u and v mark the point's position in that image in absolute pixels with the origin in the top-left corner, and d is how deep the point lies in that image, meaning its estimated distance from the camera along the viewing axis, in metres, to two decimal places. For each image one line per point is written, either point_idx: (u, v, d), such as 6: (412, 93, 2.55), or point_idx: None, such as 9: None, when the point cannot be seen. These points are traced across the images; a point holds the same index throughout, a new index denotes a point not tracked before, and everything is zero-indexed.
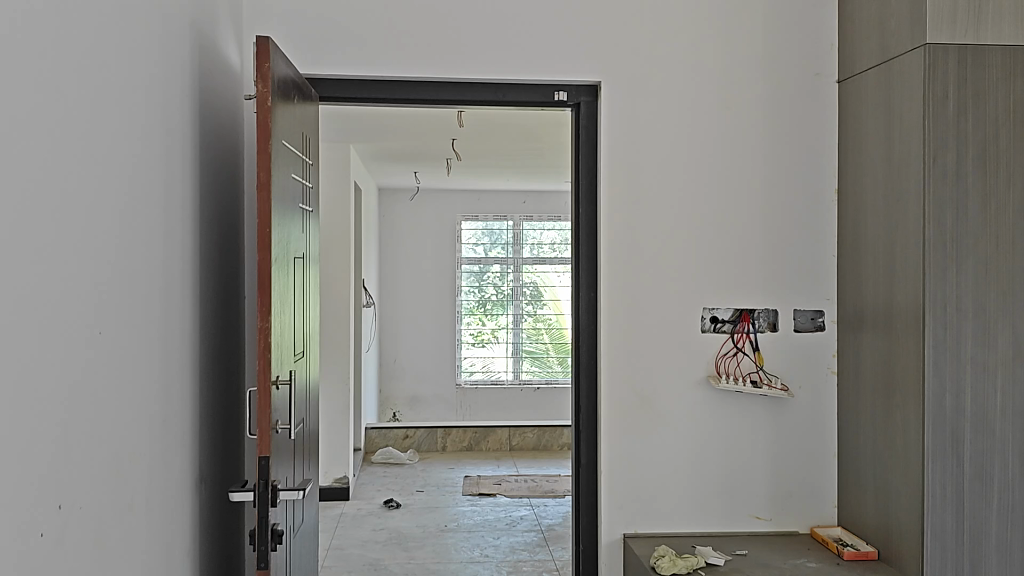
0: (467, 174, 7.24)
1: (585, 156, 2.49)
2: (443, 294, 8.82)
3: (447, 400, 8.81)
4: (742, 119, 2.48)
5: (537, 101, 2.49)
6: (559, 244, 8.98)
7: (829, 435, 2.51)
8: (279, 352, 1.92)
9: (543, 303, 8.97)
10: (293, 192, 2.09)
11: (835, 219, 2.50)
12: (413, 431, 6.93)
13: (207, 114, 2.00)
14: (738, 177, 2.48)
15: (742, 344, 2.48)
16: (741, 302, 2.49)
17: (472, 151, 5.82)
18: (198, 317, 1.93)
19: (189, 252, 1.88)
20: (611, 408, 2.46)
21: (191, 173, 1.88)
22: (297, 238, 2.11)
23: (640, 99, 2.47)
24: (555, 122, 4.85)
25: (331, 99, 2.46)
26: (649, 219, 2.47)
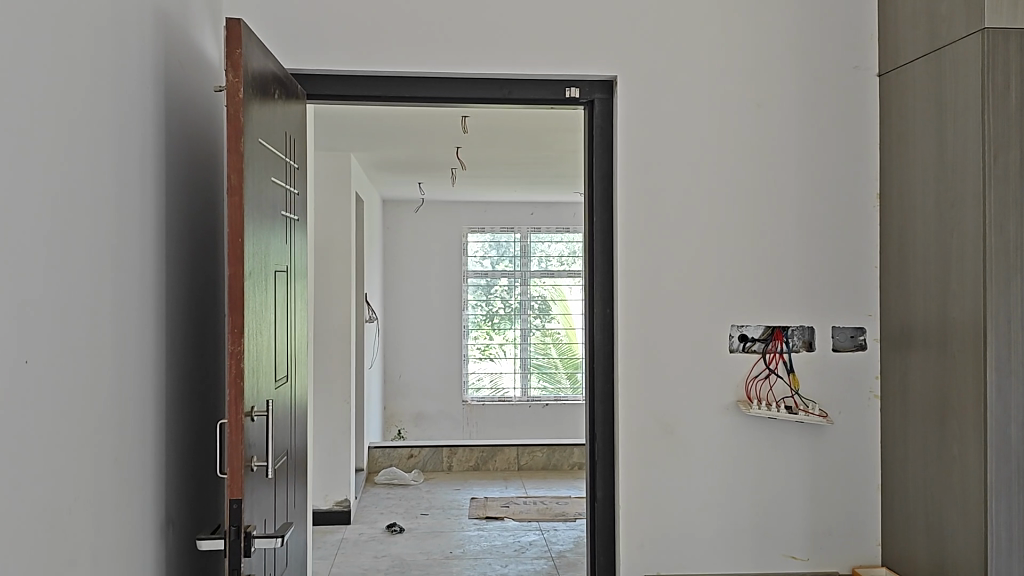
0: (473, 184, 7.02)
1: (599, 159, 2.27)
2: (450, 309, 8.60)
3: (454, 417, 8.57)
4: (773, 117, 2.25)
5: (546, 98, 2.26)
6: (567, 257, 8.75)
7: (871, 465, 2.27)
8: (256, 379, 1.69)
9: (551, 318, 8.73)
10: (274, 199, 1.86)
11: (876, 227, 2.26)
12: (417, 450, 6.68)
13: (175, 110, 1.77)
14: (770, 182, 2.25)
15: (775, 365, 2.24)
16: (773, 318, 2.25)
17: (477, 161, 5.60)
18: (164, 339, 1.71)
19: (153, 265, 1.65)
20: (630, 438, 2.22)
21: (156, 176, 1.66)
22: (279, 251, 1.89)
23: (659, 95, 2.24)
24: (564, 129, 4.62)
25: (320, 98, 2.24)
26: (670, 227, 2.24)
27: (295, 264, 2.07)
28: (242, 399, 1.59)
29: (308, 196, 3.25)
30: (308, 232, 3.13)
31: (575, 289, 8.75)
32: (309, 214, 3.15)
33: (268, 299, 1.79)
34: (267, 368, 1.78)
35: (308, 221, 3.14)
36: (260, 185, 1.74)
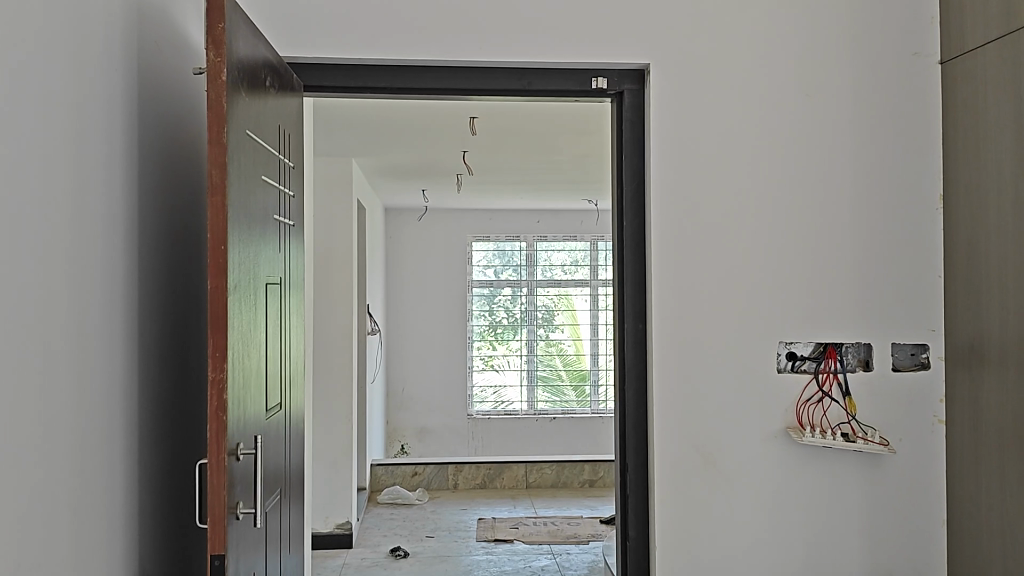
0: (477, 191, 6.79)
1: (629, 157, 2.04)
2: (454, 320, 8.36)
3: (458, 432, 8.31)
4: (824, 110, 2.02)
5: (572, 89, 2.03)
6: (570, 265, 8.52)
7: (936, 498, 2.03)
8: (243, 410, 1.45)
9: (555, 327, 8.50)
10: (267, 201, 1.62)
11: (939, 231, 2.02)
12: (422, 467, 6.43)
13: (150, 98, 1.54)
14: (821, 182, 2.02)
15: (829, 387, 2.00)
16: (826, 334, 2.01)
17: (484, 166, 5.37)
18: (136, 363, 1.47)
19: (122, 277, 1.41)
20: (667, 469, 1.98)
21: (125, 172, 1.43)
22: (272, 261, 1.65)
23: (696, 85, 2.00)
24: (575, 131, 4.39)
25: (317, 89, 2.00)
26: (709, 233, 2.00)
27: (291, 275, 1.83)
28: (226, 436, 1.34)
29: (307, 202, 3.02)
30: (308, 242, 2.90)
31: (584, 300, 8.54)
32: (308, 224, 2.91)
33: (259, 317, 1.55)
34: (257, 396, 1.54)
35: (307, 231, 2.91)
36: (248, 185, 1.50)
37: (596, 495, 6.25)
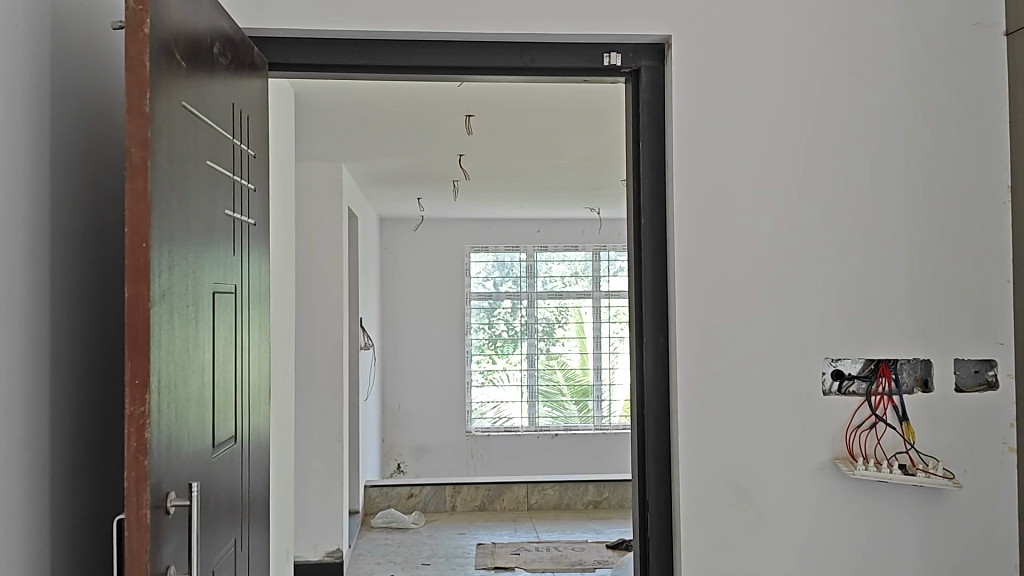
0: (475, 200, 6.52)
1: (647, 144, 1.76)
2: (453, 334, 8.07)
3: (457, 450, 8.02)
4: (873, 90, 1.74)
5: (580, 67, 1.75)
6: (570, 278, 8.24)
7: (1007, 540, 1.72)
8: (180, 450, 1.16)
9: (556, 340, 8.19)
10: (216, 192, 1.34)
11: (1007, 229, 1.74)
12: (418, 488, 6.13)
13: (67, 63, 1.25)
14: (870, 174, 1.74)
15: (883, 411, 1.71)
16: (877, 348, 1.73)
17: (482, 172, 5.09)
18: (46, 388, 1.18)
19: (23, 284, 1.13)
20: (693, 508, 1.69)
21: (29, 149, 1.14)
22: (222, 265, 1.37)
23: (726, 61, 1.72)
24: (579, 133, 4.11)
25: (285, 67, 1.72)
26: (740, 232, 1.72)
27: (251, 282, 1.55)
28: (148, 486, 1.06)
29: (285, 205, 2.72)
30: (283, 248, 2.60)
31: (587, 312, 8.24)
32: (283, 229, 2.61)
33: (202, 333, 1.26)
34: (201, 429, 1.25)
35: (283, 237, 2.61)
36: (189, 172, 1.22)
37: (602, 517, 5.95)
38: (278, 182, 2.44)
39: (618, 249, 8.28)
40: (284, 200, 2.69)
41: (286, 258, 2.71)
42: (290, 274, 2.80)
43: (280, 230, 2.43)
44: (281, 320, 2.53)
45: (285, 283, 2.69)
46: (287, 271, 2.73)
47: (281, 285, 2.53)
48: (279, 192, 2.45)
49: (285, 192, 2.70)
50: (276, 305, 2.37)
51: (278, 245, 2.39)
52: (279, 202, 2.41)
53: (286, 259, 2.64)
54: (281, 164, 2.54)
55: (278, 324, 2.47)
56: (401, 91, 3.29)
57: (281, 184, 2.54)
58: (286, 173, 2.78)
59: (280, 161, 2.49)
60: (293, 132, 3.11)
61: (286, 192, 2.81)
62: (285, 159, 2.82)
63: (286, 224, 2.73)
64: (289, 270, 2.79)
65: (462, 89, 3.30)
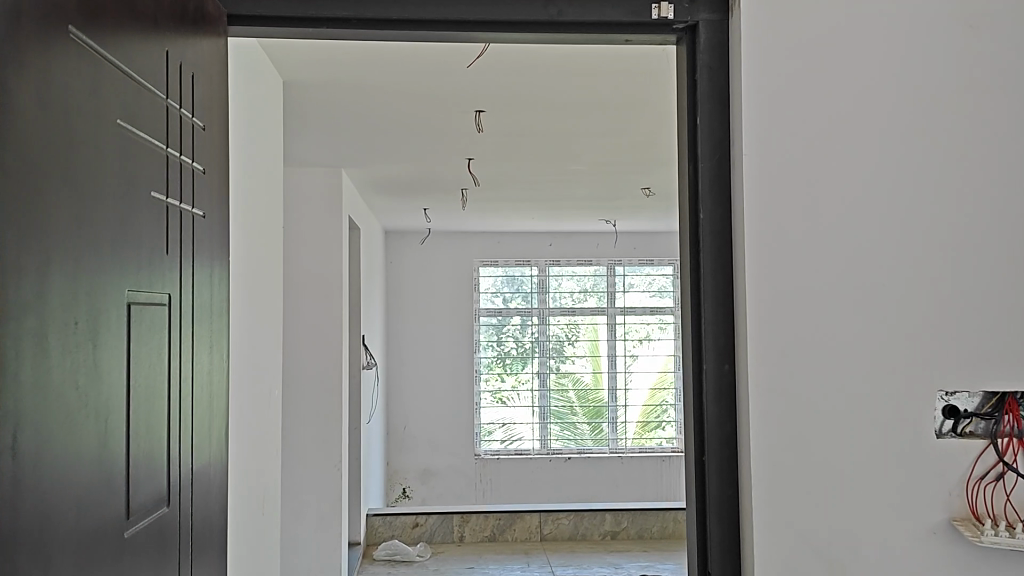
0: (485, 210, 6.16)
1: (707, 119, 1.38)
2: (461, 351, 7.70)
3: (466, 474, 7.64)
4: (997, 50, 1.36)
5: (622, 21, 1.38)
6: (580, 294, 7.87)
7: None
8: (55, 534, 0.79)
9: (567, 358, 7.80)
10: (133, 166, 0.98)
11: None
12: (423, 517, 5.74)
13: None
14: (994, 156, 1.35)
15: (1011, 458, 1.34)
16: (1002, 379, 1.35)
17: (492, 179, 4.72)
18: None
19: None
20: None
21: None
22: (144, 264, 1.00)
23: (809, 12, 1.36)
24: (600, 133, 3.73)
25: (248, 20, 1.37)
26: (827, 231, 1.34)
27: (196, 292, 1.19)
28: None
29: (266, 209, 2.35)
30: (261, 253, 2.23)
31: (602, 329, 7.86)
32: (261, 230, 2.23)
33: (104, 357, 0.89)
34: (98, 496, 0.88)
35: (262, 241, 2.24)
36: (84, 133, 0.86)
37: (620, 549, 5.54)
38: (252, 174, 2.06)
39: (634, 263, 7.90)
40: (265, 199, 2.31)
41: (265, 266, 2.33)
42: (271, 279, 2.43)
43: (251, 235, 2.05)
44: (255, 339, 2.15)
45: (264, 296, 2.32)
46: (266, 280, 2.35)
47: (256, 295, 2.15)
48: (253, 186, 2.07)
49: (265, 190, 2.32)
50: (246, 321, 2.00)
51: (250, 249, 2.02)
52: (250, 200, 2.04)
53: (263, 267, 2.25)
54: (257, 153, 2.16)
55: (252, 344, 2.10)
56: (401, 82, 2.92)
57: (257, 180, 2.17)
58: (268, 168, 2.41)
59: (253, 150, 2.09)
60: (280, 125, 2.75)
61: (270, 194, 2.45)
62: (268, 153, 2.46)
63: (268, 230, 2.36)
64: (271, 275, 2.42)
65: (470, 80, 2.93)
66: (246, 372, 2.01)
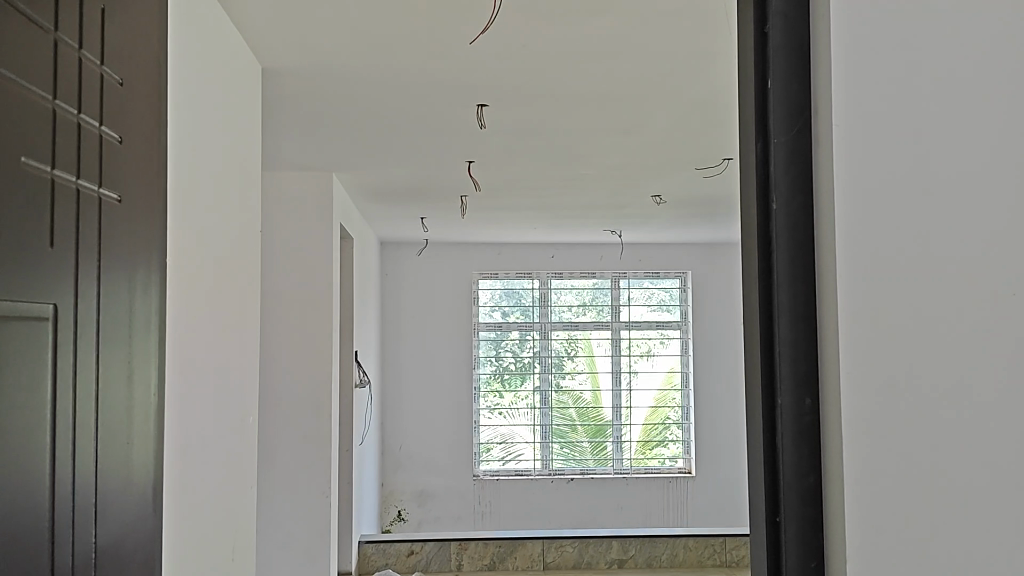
0: (485, 219, 5.85)
1: None
2: (460, 368, 7.38)
3: (464, 495, 7.32)
4: None
5: None
6: (580, 308, 7.56)
7: None
8: None
9: (566, 374, 7.48)
10: None
11: None
12: (419, 545, 5.41)
13: None
14: None
15: None
16: None
17: (494, 184, 4.41)
18: None
19: None
20: None
21: None
22: None
23: None
24: (611, 131, 3.42)
25: None
26: None
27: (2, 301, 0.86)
28: None
29: (230, 207, 2.03)
30: (222, 257, 1.91)
31: (601, 344, 7.54)
32: (221, 229, 1.91)
33: None
34: None
35: (221, 241, 1.91)
36: None
37: None
38: (201, 160, 1.74)
39: (640, 275, 7.58)
40: (227, 194, 1.99)
41: (231, 272, 2.01)
42: (241, 287, 2.12)
43: (200, 232, 1.72)
44: (214, 357, 1.82)
45: (229, 306, 2.00)
46: (233, 288, 2.03)
47: (214, 304, 1.83)
48: (202, 176, 1.75)
49: (227, 183, 2.00)
50: (196, 334, 1.68)
51: (196, 246, 1.69)
52: (198, 192, 1.71)
53: (224, 272, 1.93)
54: (211, 137, 1.83)
55: (208, 362, 1.77)
56: (391, 69, 2.60)
57: (212, 171, 1.84)
58: (234, 159, 2.10)
59: (203, 134, 1.76)
60: (257, 114, 2.44)
61: (238, 188, 2.13)
62: (237, 143, 2.15)
63: (232, 229, 2.04)
64: (239, 281, 2.10)
65: (468, 68, 2.61)
66: (197, 396, 1.68)
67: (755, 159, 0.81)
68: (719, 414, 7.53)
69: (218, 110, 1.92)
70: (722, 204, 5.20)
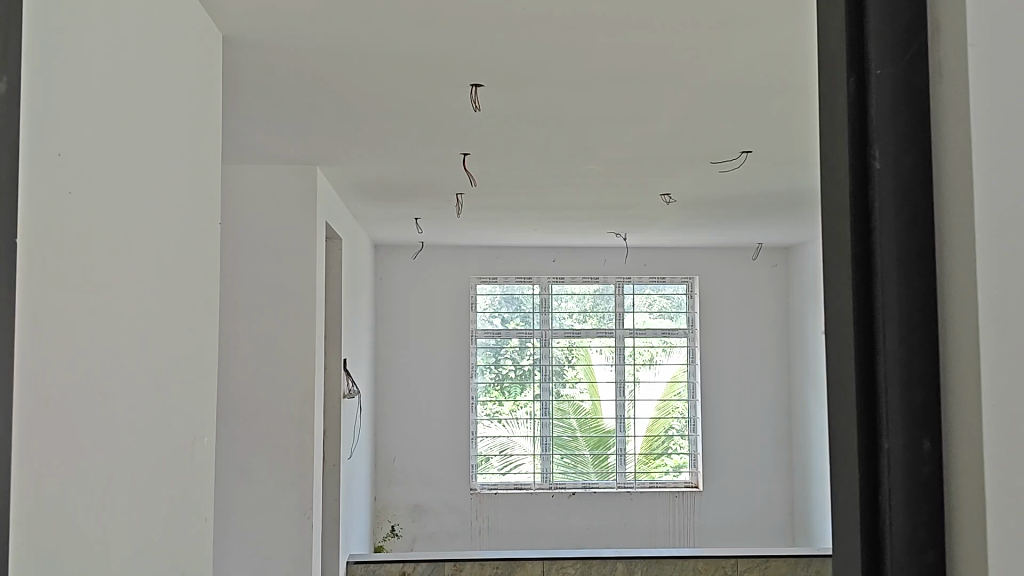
0: (483, 220, 5.52)
1: None
2: (457, 376, 7.06)
3: (461, 510, 6.99)
4: None
5: None
6: (583, 315, 7.24)
7: None
8: None
9: (567, 382, 7.15)
10: None
11: None
12: (411, 566, 5.14)
13: None
14: None
15: None
16: None
17: (492, 180, 4.10)
18: None
19: None
20: None
21: None
22: None
23: None
24: (621, 119, 3.09)
25: None
26: None
27: None
28: None
29: (162, 185, 1.69)
30: (143, 244, 1.57)
31: (597, 352, 7.21)
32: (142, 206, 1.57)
33: None
34: None
35: (143, 225, 1.57)
36: None
37: None
38: (104, 117, 1.39)
39: (645, 281, 7.26)
40: (156, 167, 1.65)
41: (161, 265, 1.68)
42: (179, 283, 1.78)
43: (100, 208, 1.37)
44: (124, 365, 1.48)
45: (159, 303, 1.66)
46: (165, 282, 1.70)
47: (126, 297, 1.49)
48: (106, 138, 1.40)
49: (158, 156, 1.66)
50: (86, 334, 1.33)
51: (91, 226, 1.34)
52: (98, 160, 1.36)
53: (147, 262, 1.59)
54: (124, 94, 1.48)
55: (113, 371, 1.43)
56: (370, 39, 2.29)
57: (129, 136, 1.50)
58: (171, 130, 1.76)
59: (110, 88, 1.42)
60: (214, 82, 2.11)
61: (177, 164, 1.80)
62: (178, 111, 1.81)
63: (165, 209, 1.70)
64: (176, 276, 1.77)
65: (459, 40, 2.29)
66: (89, 411, 1.34)
67: (846, 99, 0.65)
68: (727, 426, 7.19)
69: (141, 64, 1.57)
70: (736, 205, 4.88)
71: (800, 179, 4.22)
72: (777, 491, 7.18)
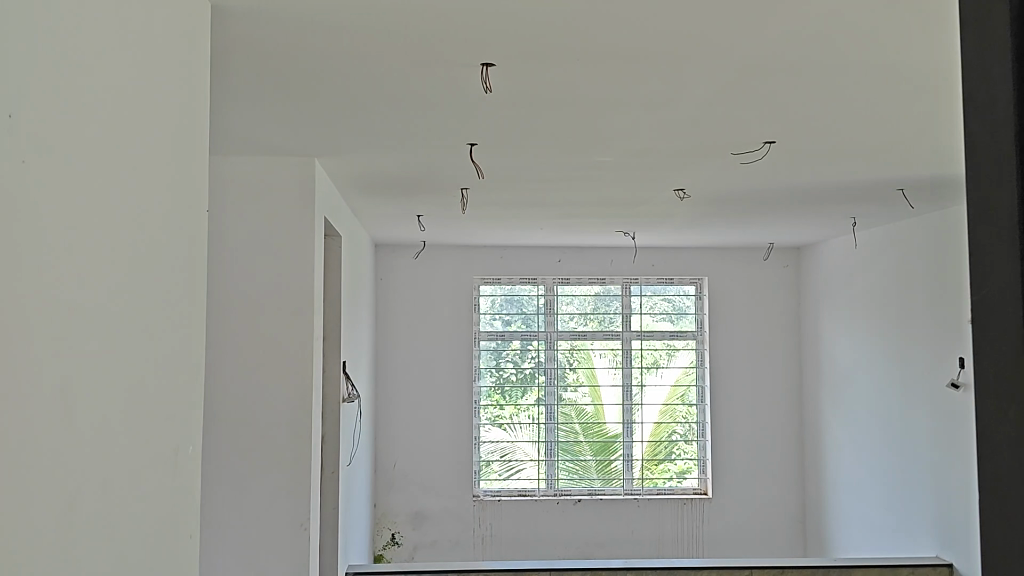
0: (488, 217, 5.33)
1: None
2: (460, 379, 6.87)
3: (463, 517, 6.79)
4: None
5: None
6: (589, 316, 7.05)
7: None
8: None
9: (569, 386, 6.96)
10: None
11: None
12: None
13: None
14: None
15: None
16: None
17: (498, 174, 3.90)
18: None
19: None
20: None
21: None
22: None
23: None
24: (639, 103, 2.90)
25: None
26: None
27: None
28: None
29: (138, 163, 1.49)
30: (114, 232, 1.36)
31: (600, 355, 7.02)
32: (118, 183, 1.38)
33: None
34: None
35: (112, 206, 1.36)
36: None
37: None
38: (63, 81, 1.20)
39: (653, 282, 7.08)
40: (130, 144, 1.45)
41: (140, 250, 1.49)
42: (158, 274, 1.59)
43: (50, 188, 1.15)
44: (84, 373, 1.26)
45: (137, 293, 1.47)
46: (143, 271, 1.51)
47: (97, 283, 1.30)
48: (56, 105, 1.18)
49: (128, 130, 1.45)
50: (47, 328, 1.14)
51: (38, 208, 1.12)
52: (44, 129, 1.14)
53: (121, 249, 1.40)
54: (83, 53, 1.26)
55: (72, 378, 1.22)
56: (367, 12, 2.09)
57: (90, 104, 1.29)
58: (146, 102, 1.55)
59: (62, 46, 1.20)
60: (203, 53, 1.90)
61: (153, 141, 1.58)
62: (154, 82, 1.60)
63: (142, 192, 1.49)
64: (155, 264, 1.58)
65: (467, 9, 2.08)
66: (39, 428, 1.12)
67: None
68: (737, 431, 6.99)
69: (111, 24, 1.36)
70: (752, 202, 4.69)
71: (821, 174, 4.03)
72: (788, 498, 6.98)
